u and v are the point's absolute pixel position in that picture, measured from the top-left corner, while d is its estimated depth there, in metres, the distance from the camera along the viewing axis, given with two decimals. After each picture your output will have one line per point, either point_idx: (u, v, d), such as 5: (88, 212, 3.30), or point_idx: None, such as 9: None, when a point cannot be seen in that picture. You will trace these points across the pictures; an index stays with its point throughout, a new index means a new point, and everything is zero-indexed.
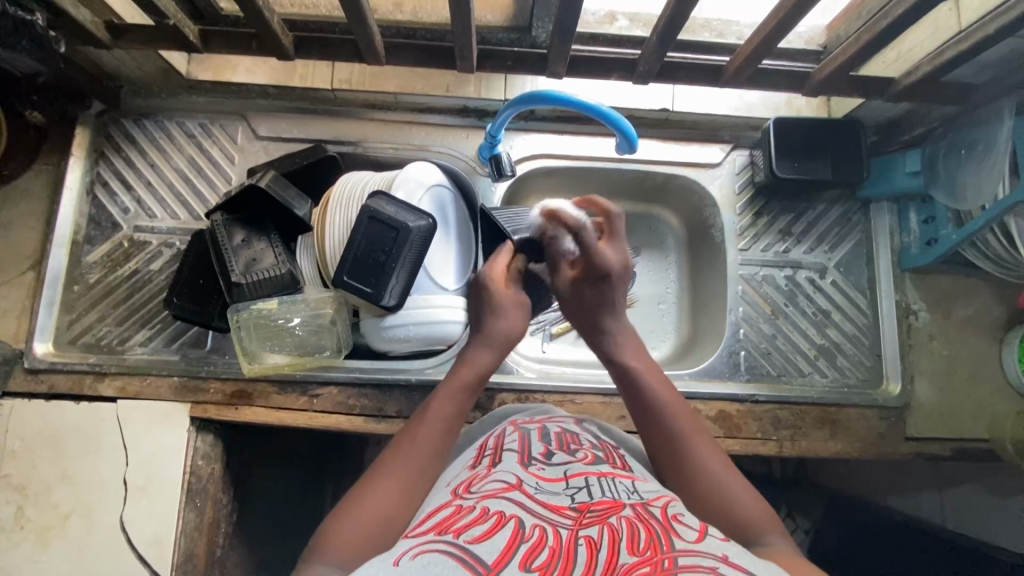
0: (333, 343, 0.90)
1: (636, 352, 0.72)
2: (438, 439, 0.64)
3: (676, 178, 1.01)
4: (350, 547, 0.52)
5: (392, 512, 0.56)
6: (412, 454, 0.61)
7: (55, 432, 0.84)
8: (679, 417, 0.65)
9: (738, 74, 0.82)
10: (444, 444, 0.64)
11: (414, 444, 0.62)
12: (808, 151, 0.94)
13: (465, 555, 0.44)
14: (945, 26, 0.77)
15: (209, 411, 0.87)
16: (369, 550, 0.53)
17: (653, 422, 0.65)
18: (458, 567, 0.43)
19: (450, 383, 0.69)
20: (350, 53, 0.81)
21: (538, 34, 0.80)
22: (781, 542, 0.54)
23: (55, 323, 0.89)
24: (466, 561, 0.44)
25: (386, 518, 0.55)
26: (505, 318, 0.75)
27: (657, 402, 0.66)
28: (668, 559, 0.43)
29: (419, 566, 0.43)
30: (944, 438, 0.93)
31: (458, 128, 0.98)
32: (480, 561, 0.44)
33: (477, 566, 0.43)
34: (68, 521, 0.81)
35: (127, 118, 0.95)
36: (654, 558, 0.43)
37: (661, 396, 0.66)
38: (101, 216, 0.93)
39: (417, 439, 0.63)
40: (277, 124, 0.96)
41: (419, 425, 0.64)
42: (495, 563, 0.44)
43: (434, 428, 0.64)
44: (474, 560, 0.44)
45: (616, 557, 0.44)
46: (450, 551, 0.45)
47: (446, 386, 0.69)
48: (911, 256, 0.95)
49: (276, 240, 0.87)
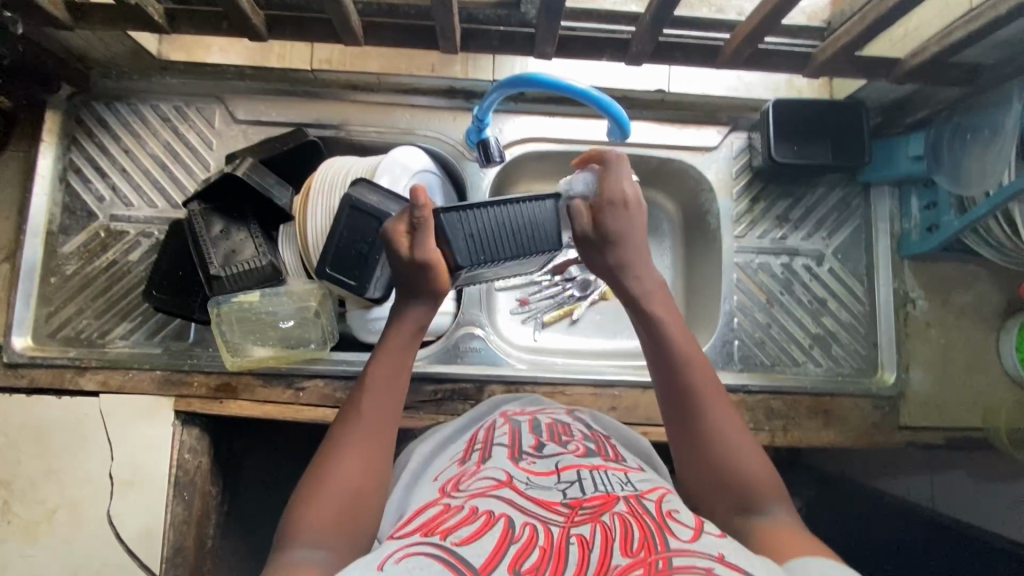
0: (318, 335, 0.88)
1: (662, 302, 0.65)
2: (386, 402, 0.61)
3: (672, 162, 0.97)
4: (323, 529, 0.52)
5: (359, 485, 0.55)
6: (361, 429, 0.58)
7: (37, 428, 0.82)
8: (705, 382, 0.60)
9: (736, 55, 0.78)
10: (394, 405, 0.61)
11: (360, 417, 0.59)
12: (808, 134, 0.91)
13: (452, 559, 0.43)
14: (956, 4, 0.73)
15: (193, 405, 0.85)
16: (345, 526, 0.53)
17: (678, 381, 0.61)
18: (445, 572, 0.42)
19: (389, 344, 0.63)
20: (327, 33, 0.77)
21: (527, 10, 0.75)
22: (778, 511, 0.54)
23: (33, 316, 0.87)
24: (452, 565, 0.43)
25: (353, 492, 0.54)
26: (436, 275, 0.64)
27: (688, 362, 0.61)
28: (662, 560, 0.42)
29: (404, 570, 0.42)
30: (936, 426, 0.93)
31: (444, 110, 0.94)
32: (467, 565, 0.43)
33: (464, 570, 0.42)
34: (54, 517, 0.81)
35: (98, 101, 0.91)
36: (647, 560, 0.42)
37: (688, 362, 0.61)
38: (76, 205, 0.90)
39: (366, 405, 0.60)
40: (256, 107, 0.92)
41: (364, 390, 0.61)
42: (483, 567, 0.43)
43: (382, 391, 0.61)
44: (461, 565, 0.43)
45: (608, 558, 0.43)
46: (437, 555, 0.44)
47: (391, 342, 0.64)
48: (911, 243, 0.93)
49: (256, 229, 0.84)
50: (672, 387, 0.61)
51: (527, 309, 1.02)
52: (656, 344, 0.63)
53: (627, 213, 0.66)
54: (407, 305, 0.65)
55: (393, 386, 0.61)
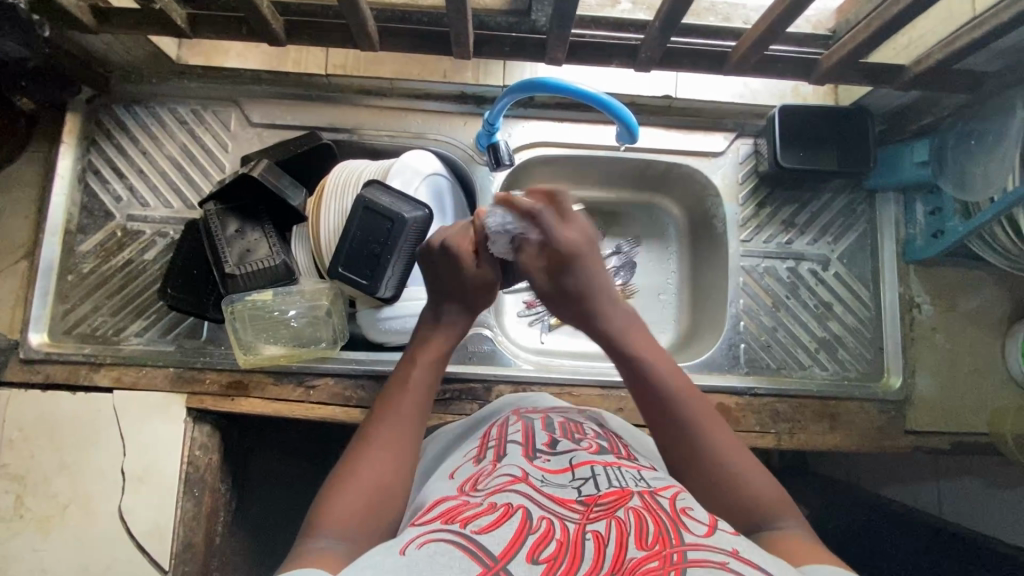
0: (329, 335, 0.90)
1: (638, 334, 0.68)
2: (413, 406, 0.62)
3: (679, 167, 0.98)
4: (348, 519, 0.52)
5: (385, 479, 0.55)
6: (392, 428, 0.60)
7: (51, 422, 0.83)
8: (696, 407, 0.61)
9: (743, 62, 0.80)
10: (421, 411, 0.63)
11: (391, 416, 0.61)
12: (814, 140, 0.92)
13: (472, 546, 0.44)
14: (959, 12, 0.74)
15: (205, 402, 0.86)
16: (369, 520, 0.53)
17: (666, 411, 0.61)
18: (466, 559, 0.42)
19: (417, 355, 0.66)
20: (344, 38, 0.79)
21: (538, 18, 0.77)
22: (794, 526, 0.54)
23: (49, 313, 0.89)
24: (473, 552, 0.43)
25: (381, 485, 0.55)
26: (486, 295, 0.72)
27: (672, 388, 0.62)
28: (677, 552, 0.43)
29: (425, 555, 0.42)
30: (943, 431, 0.93)
31: (455, 115, 0.96)
32: (487, 551, 0.43)
33: (486, 557, 0.42)
34: (66, 511, 0.82)
35: (118, 103, 0.93)
36: (663, 553, 0.43)
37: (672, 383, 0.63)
38: (94, 205, 0.92)
39: (399, 405, 0.62)
40: (271, 110, 0.94)
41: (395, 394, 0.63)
42: (503, 554, 0.43)
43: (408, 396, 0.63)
44: (482, 550, 0.43)
45: (623, 552, 0.43)
46: (456, 540, 0.44)
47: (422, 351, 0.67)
48: (917, 249, 0.94)
49: (270, 229, 0.86)
50: (659, 428, 0.62)
51: (534, 311, 1.03)
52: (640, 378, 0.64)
53: (580, 262, 0.69)
54: (449, 315, 0.70)
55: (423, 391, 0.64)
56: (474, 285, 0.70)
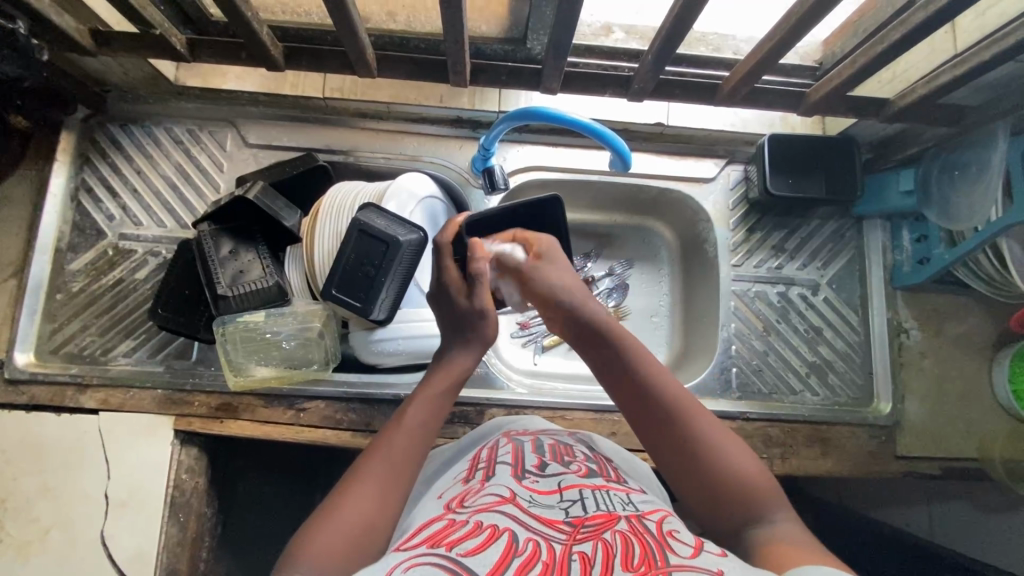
0: (321, 356, 0.89)
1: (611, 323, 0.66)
2: (418, 441, 0.61)
3: (670, 193, 1.00)
4: (330, 557, 0.50)
5: (372, 519, 0.54)
6: (386, 467, 0.58)
7: (36, 444, 0.82)
8: (670, 390, 0.60)
9: (732, 93, 0.82)
10: (425, 447, 0.61)
11: (389, 454, 0.59)
12: (802, 168, 0.94)
13: (458, 568, 0.43)
14: (940, 50, 0.77)
15: (193, 424, 0.85)
16: (350, 560, 0.51)
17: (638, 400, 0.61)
18: None
19: (429, 388, 0.64)
20: (341, 64, 0.80)
21: (533, 46, 0.79)
22: (782, 521, 0.53)
23: (36, 332, 0.87)
24: None
25: (366, 526, 0.53)
26: (486, 323, 0.67)
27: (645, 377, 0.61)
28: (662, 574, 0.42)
29: None
30: (934, 456, 0.93)
31: (451, 139, 0.98)
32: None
33: None
34: (47, 536, 0.80)
35: (114, 123, 0.94)
36: None
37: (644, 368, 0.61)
38: (86, 224, 0.91)
39: (395, 441, 0.60)
40: (267, 132, 0.95)
41: (394, 429, 0.61)
42: None
43: (413, 433, 0.61)
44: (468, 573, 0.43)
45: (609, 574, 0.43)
46: (443, 564, 0.44)
47: (436, 376, 0.65)
48: (903, 275, 0.96)
49: (264, 252, 0.86)
50: (637, 407, 0.61)
51: (527, 333, 1.04)
52: (615, 365, 0.63)
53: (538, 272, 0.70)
54: (454, 349, 0.67)
55: (425, 426, 0.62)
56: (461, 312, 0.67)
